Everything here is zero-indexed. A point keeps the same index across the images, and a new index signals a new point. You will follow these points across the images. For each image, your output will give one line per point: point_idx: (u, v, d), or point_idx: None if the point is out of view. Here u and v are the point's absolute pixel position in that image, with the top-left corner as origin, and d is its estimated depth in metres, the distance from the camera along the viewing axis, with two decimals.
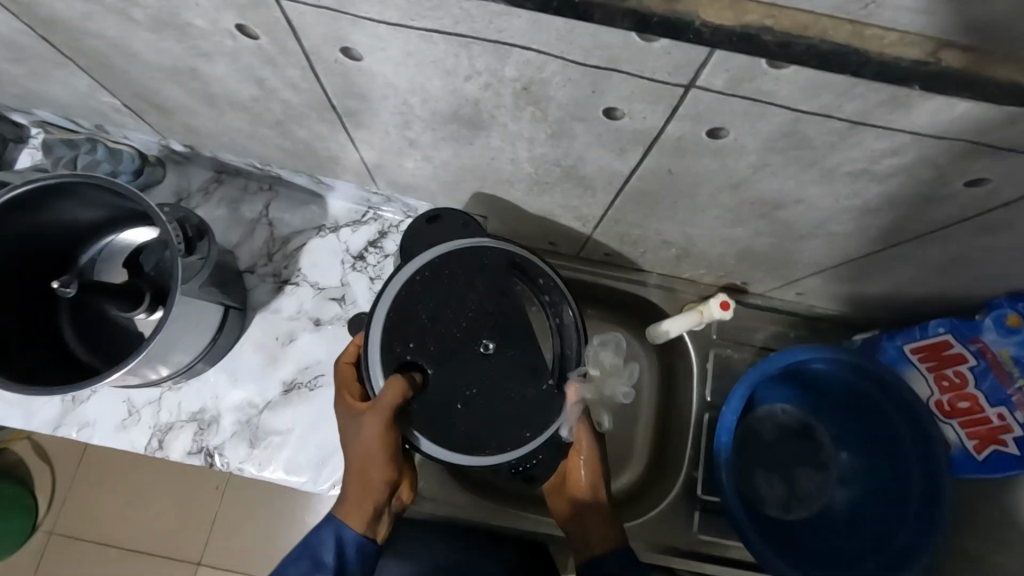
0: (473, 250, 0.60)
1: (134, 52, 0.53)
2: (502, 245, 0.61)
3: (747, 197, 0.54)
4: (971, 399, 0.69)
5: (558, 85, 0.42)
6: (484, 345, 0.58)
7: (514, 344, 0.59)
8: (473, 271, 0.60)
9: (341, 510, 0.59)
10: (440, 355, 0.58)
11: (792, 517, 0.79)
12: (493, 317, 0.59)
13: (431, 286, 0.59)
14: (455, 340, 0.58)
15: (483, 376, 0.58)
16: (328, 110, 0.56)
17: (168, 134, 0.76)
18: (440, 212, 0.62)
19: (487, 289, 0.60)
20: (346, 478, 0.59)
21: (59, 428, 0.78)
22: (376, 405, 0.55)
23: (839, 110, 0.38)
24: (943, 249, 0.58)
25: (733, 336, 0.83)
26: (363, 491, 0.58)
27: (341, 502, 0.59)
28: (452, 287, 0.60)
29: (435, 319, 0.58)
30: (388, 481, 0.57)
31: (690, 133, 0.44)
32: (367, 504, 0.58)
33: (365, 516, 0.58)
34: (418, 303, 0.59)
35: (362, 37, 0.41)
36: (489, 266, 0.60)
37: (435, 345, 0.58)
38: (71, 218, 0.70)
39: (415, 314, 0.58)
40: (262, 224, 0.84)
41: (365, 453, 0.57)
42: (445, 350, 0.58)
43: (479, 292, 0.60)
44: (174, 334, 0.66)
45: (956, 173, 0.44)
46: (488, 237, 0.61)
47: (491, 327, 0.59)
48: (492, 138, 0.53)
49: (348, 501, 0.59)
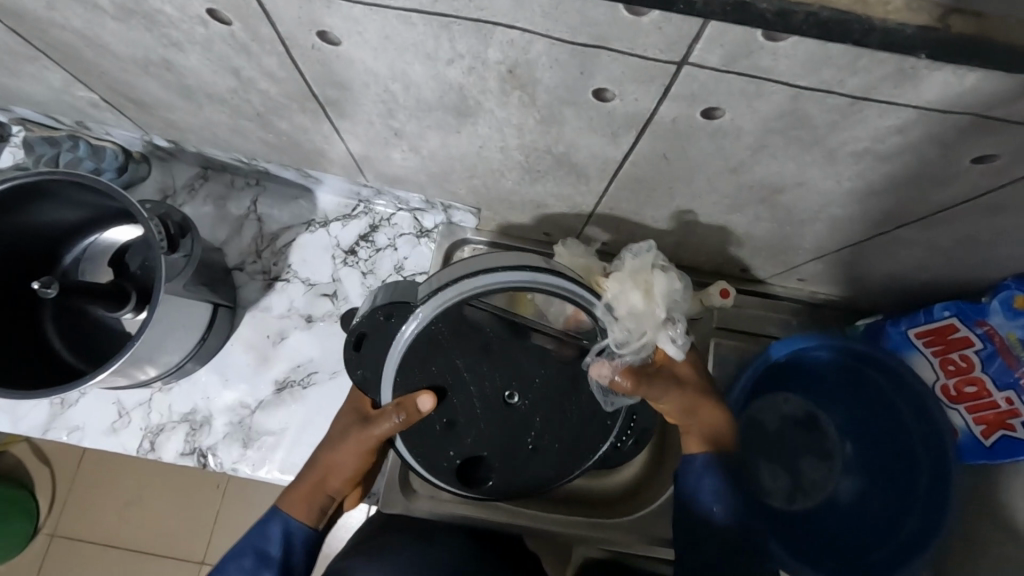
0: (426, 340, 0.57)
1: (105, 43, 0.51)
2: (436, 311, 0.55)
3: (746, 182, 0.52)
4: (978, 382, 0.67)
5: (544, 67, 0.40)
6: (512, 397, 0.60)
7: (535, 384, 0.60)
8: (438, 346, 0.57)
9: (287, 500, 0.60)
10: (487, 435, 0.61)
11: (797, 508, 0.76)
12: (495, 368, 0.59)
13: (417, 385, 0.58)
14: (487, 411, 0.60)
15: (536, 428, 0.61)
16: (309, 100, 0.54)
17: (149, 130, 0.74)
18: (358, 332, 0.56)
19: (466, 350, 0.58)
20: (307, 469, 0.62)
21: (48, 432, 0.76)
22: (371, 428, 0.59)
23: (840, 85, 0.36)
24: (949, 231, 0.56)
25: (734, 324, 0.81)
26: (317, 488, 0.61)
27: (290, 492, 0.61)
28: (435, 373, 0.58)
29: (452, 417, 0.60)
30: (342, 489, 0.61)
31: (684, 115, 0.43)
32: (317, 502, 0.60)
33: (312, 514, 0.60)
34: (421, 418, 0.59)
35: (337, 19, 0.39)
36: (447, 332, 0.57)
37: (475, 425, 0.60)
38: (51, 218, 0.68)
39: (428, 418, 0.59)
40: (250, 220, 0.82)
41: (339, 460, 0.61)
42: (490, 422, 0.60)
43: (458, 358, 0.58)
44: (160, 334, 0.65)
45: (961, 151, 0.42)
46: (434, 310, 0.55)
47: (500, 378, 0.59)
48: (480, 126, 0.52)
49: (299, 490, 0.61)
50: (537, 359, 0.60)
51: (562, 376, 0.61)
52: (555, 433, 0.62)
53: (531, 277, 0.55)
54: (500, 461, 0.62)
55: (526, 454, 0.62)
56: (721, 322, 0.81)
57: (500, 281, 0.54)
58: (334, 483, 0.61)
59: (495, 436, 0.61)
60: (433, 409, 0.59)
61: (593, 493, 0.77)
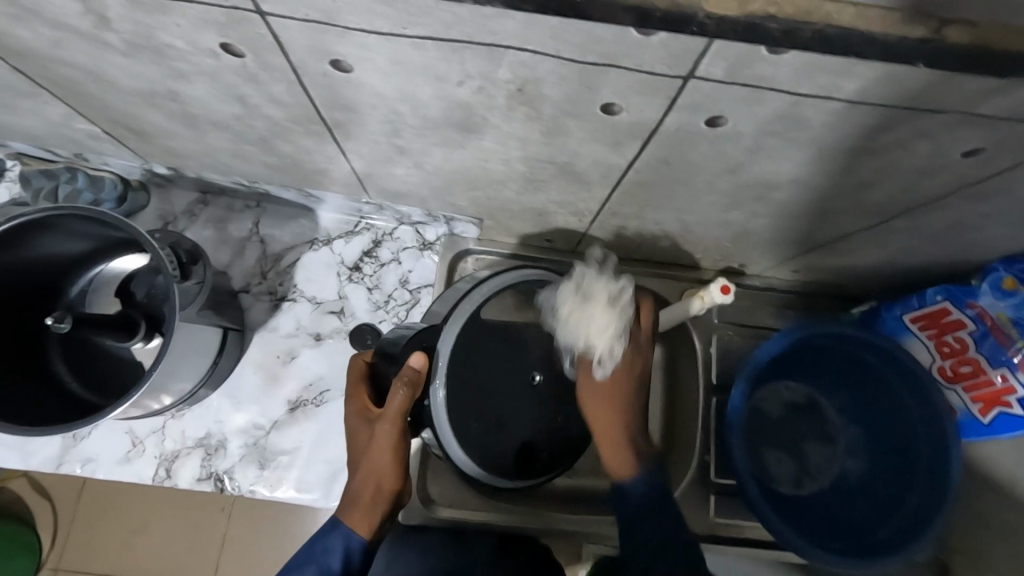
0: (461, 355, 0.60)
1: (111, 77, 0.52)
2: (460, 319, 0.61)
3: (745, 182, 0.54)
4: (973, 362, 0.69)
5: (552, 84, 0.41)
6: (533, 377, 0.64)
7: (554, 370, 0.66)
8: (469, 353, 0.60)
9: (349, 519, 0.58)
10: (531, 421, 0.64)
11: (803, 493, 0.80)
12: (513, 359, 0.63)
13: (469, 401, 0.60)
14: (519, 400, 0.63)
15: (563, 401, 0.66)
16: (315, 123, 0.54)
17: (149, 158, 0.74)
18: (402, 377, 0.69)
19: (494, 346, 0.62)
20: (354, 484, 0.58)
21: (61, 465, 0.76)
22: (391, 413, 0.56)
23: (839, 90, 0.38)
24: (940, 219, 0.58)
25: (734, 318, 0.83)
26: (376, 495, 0.58)
27: (348, 511, 0.58)
28: (476, 371, 0.60)
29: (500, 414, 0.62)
30: (398, 487, 0.58)
31: (688, 123, 0.44)
32: (376, 510, 0.58)
33: (375, 520, 0.58)
34: (473, 432, 0.60)
35: (350, 48, 0.40)
36: (474, 337, 0.61)
37: (519, 416, 0.64)
38: (56, 251, 0.68)
39: (481, 419, 0.61)
40: (253, 242, 0.83)
41: (380, 460, 0.57)
42: (526, 412, 0.64)
43: (484, 357, 0.61)
44: (175, 361, 0.65)
45: (950, 145, 0.44)
46: (460, 318, 0.61)
47: (519, 367, 0.64)
48: (486, 141, 0.53)
49: (360, 507, 0.58)
50: (545, 339, 0.66)
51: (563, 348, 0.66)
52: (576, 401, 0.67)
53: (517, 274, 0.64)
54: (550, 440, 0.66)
55: (563, 428, 0.66)
56: (721, 318, 0.83)
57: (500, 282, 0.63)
58: (388, 485, 0.58)
59: (535, 421, 0.65)
60: (483, 411, 0.61)
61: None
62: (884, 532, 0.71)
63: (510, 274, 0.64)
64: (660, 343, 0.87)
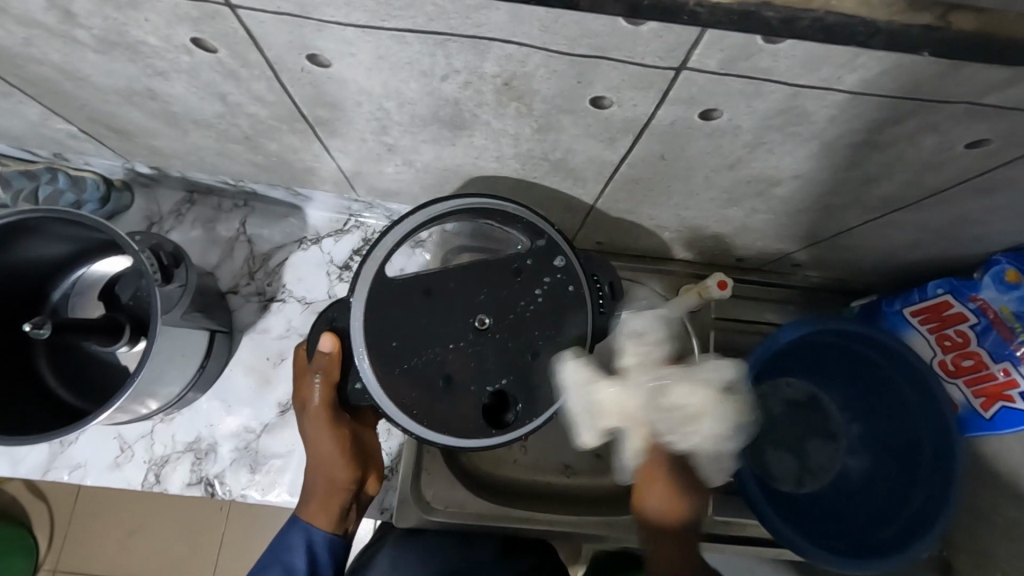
0: (382, 321, 0.57)
1: (84, 76, 0.50)
2: (369, 285, 0.57)
3: (743, 176, 0.52)
4: (975, 356, 0.69)
5: (541, 78, 0.40)
6: (482, 321, 0.58)
7: (511, 306, 0.58)
8: (388, 314, 0.57)
9: (306, 513, 0.59)
10: (494, 365, 0.57)
11: (807, 491, 0.78)
12: (450, 306, 0.58)
13: (399, 363, 0.56)
14: (469, 350, 0.57)
15: (531, 335, 0.58)
16: (299, 121, 0.52)
17: (131, 158, 0.72)
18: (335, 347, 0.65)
19: (411, 304, 0.58)
20: (306, 480, 0.60)
21: (49, 472, 0.74)
22: (316, 404, 0.57)
23: (839, 82, 0.36)
24: (943, 212, 0.57)
25: (732, 313, 0.82)
26: (327, 486, 0.59)
27: (305, 505, 0.59)
28: (402, 328, 0.57)
29: (446, 369, 0.57)
30: (350, 476, 0.59)
31: (683, 117, 0.42)
32: (334, 502, 0.59)
33: (334, 511, 0.59)
34: (418, 388, 0.56)
35: (329, 42, 0.38)
36: (393, 301, 0.57)
37: (476, 364, 0.57)
38: (37, 255, 0.66)
39: (427, 371, 0.56)
40: (240, 242, 0.81)
41: (322, 451, 0.58)
42: (487, 357, 0.57)
43: (404, 316, 0.57)
44: (161, 366, 0.63)
45: (955, 137, 0.43)
46: (368, 287, 0.57)
47: (458, 311, 0.58)
48: (475, 138, 0.51)
49: (314, 501, 0.59)
50: (494, 279, 0.59)
51: (518, 284, 0.59)
52: (549, 332, 0.58)
53: (427, 215, 0.58)
54: (526, 388, 0.58)
55: (534, 366, 0.58)
56: (719, 313, 0.82)
57: (411, 229, 0.58)
58: (337, 473, 0.58)
59: (499, 365, 0.57)
60: (426, 366, 0.56)
61: (597, 487, 0.78)
62: (889, 532, 0.70)
63: (422, 218, 0.58)
64: None
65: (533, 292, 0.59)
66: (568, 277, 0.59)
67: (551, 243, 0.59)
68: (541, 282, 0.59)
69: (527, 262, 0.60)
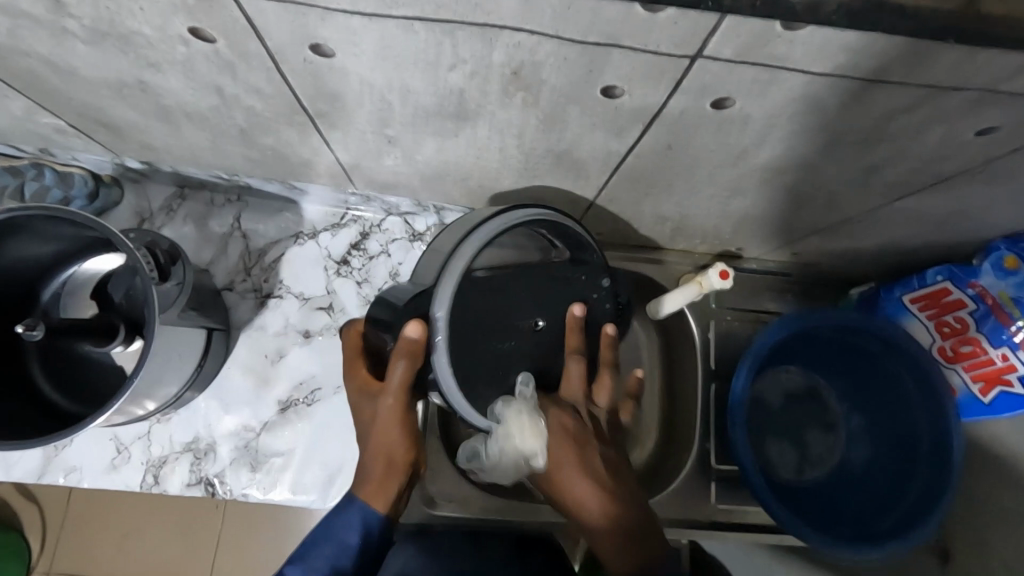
0: (458, 311, 0.56)
1: (73, 69, 0.48)
2: (454, 281, 0.56)
3: (749, 166, 0.52)
4: (973, 342, 0.69)
5: (551, 68, 0.39)
6: (537, 322, 0.61)
7: (559, 311, 0.63)
8: (464, 309, 0.57)
9: (364, 493, 0.57)
10: (532, 362, 0.61)
11: (805, 479, 0.79)
12: (511, 303, 0.60)
13: (470, 360, 0.57)
14: (519, 346, 0.60)
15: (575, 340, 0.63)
16: (297, 113, 0.51)
17: (121, 152, 0.70)
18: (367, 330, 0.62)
19: (485, 297, 0.58)
20: (365, 459, 0.58)
21: (44, 476, 0.73)
22: (393, 387, 0.56)
23: (855, 69, 0.36)
24: (947, 200, 0.57)
25: (732, 303, 0.82)
26: (388, 469, 0.57)
27: (362, 484, 0.58)
28: (473, 320, 0.57)
29: (502, 362, 0.59)
30: (409, 458, 0.58)
31: (693, 106, 0.42)
32: (392, 487, 0.57)
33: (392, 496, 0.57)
34: (478, 377, 0.58)
35: (333, 32, 0.37)
36: (469, 289, 0.57)
37: (518, 360, 0.60)
38: (25, 254, 0.64)
39: (484, 365, 0.58)
40: (235, 237, 0.79)
41: (388, 433, 0.57)
42: (527, 354, 0.61)
43: (479, 312, 0.58)
44: (158, 367, 0.62)
45: (965, 125, 0.42)
46: (450, 279, 0.56)
47: (515, 308, 0.60)
48: (479, 129, 0.50)
49: (373, 480, 0.57)
50: (548, 285, 0.62)
51: (565, 292, 0.63)
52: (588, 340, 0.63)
53: (505, 220, 0.57)
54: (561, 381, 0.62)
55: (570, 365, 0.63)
56: (719, 303, 0.82)
57: (490, 231, 0.56)
58: (400, 456, 0.57)
59: (541, 362, 0.62)
60: (485, 358, 0.58)
61: None
62: (887, 518, 0.71)
63: (500, 218, 0.57)
64: (658, 330, 0.86)
65: (576, 304, 0.63)
66: (608, 293, 0.66)
67: (596, 262, 0.64)
68: (591, 295, 0.64)
69: (574, 272, 0.64)
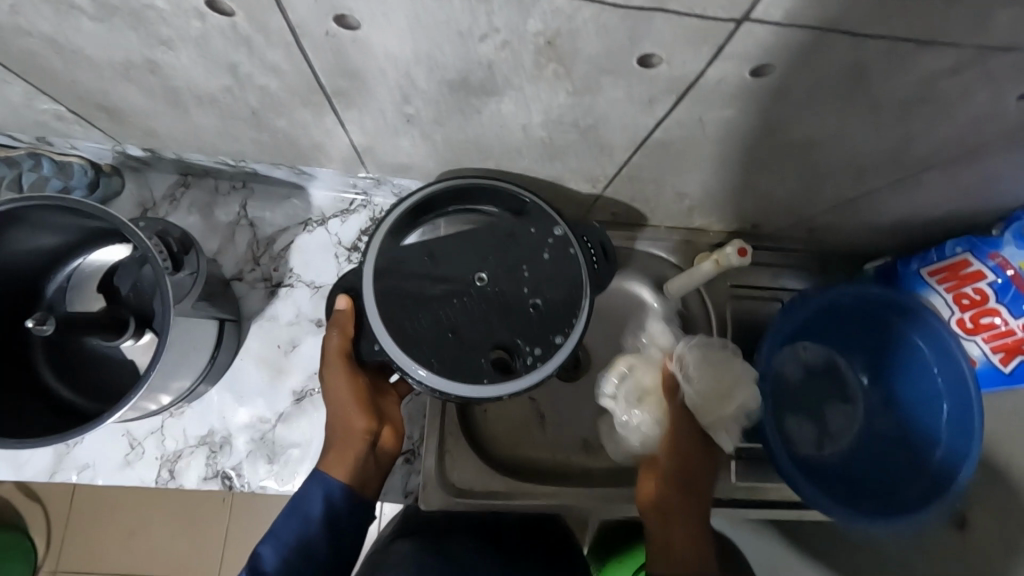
0: (382, 284, 0.55)
1: (78, 49, 0.46)
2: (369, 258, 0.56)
3: (783, 138, 0.51)
4: (994, 314, 0.69)
5: (589, 36, 0.37)
6: (480, 277, 0.56)
7: (508, 264, 0.57)
8: (392, 280, 0.55)
9: (324, 463, 0.57)
10: (497, 322, 0.55)
11: (827, 454, 0.77)
12: (451, 266, 0.56)
13: (403, 324, 0.54)
14: (472, 309, 0.55)
15: (532, 290, 0.56)
16: (314, 93, 0.49)
17: (122, 139, 0.67)
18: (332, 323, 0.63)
19: (412, 266, 0.56)
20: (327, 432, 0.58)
21: (56, 474, 0.71)
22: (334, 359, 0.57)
23: (907, 29, 0.35)
24: (977, 167, 0.56)
25: (749, 281, 0.81)
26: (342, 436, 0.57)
27: (325, 456, 0.58)
28: (404, 289, 0.55)
29: (451, 324, 0.54)
30: (364, 424, 0.57)
31: (732, 74, 0.41)
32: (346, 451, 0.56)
33: (347, 461, 0.56)
34: (424, 340, 0.53)
35: (361, 2, 0.35)
36: (390, 268, 0.56)
37: (476, 319, 0.55)
38: (29, 246, 0.62)
39: (428, 327, 0.54)
40: (242, 225, 0.77)
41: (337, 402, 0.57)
42: (487, 315, 0.55)
43: (410, 281, 0.55)
44: (173, 359, 0.60)
45: (1010, 86, 0.42)
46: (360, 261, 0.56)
47: (460, 274, 0.56)
48: (504, 105, 0.48)
49: (332, 451, 0.57)
50: (497, 240, 0.57)
51: (522, 247, 0.57)
52: (558, 288, 0.56)
53: (419, 194, 0.59)
54: (524, 330, 0.55)
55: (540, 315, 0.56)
56: (736, 282, 0.81)
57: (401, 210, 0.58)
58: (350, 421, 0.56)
59: (506, 320, 0.55)
60: (428, 322, 0.54)
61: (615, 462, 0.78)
62: (910, 492, 0.71)
63: (410, 197, 0.59)
64: None
65: (539, 254, 0.57)
66: (563, 233, 0.58)
67: (536, 204, 0.59)
68: (547, 243, 0.58)
69: (530, 228, 0.58)
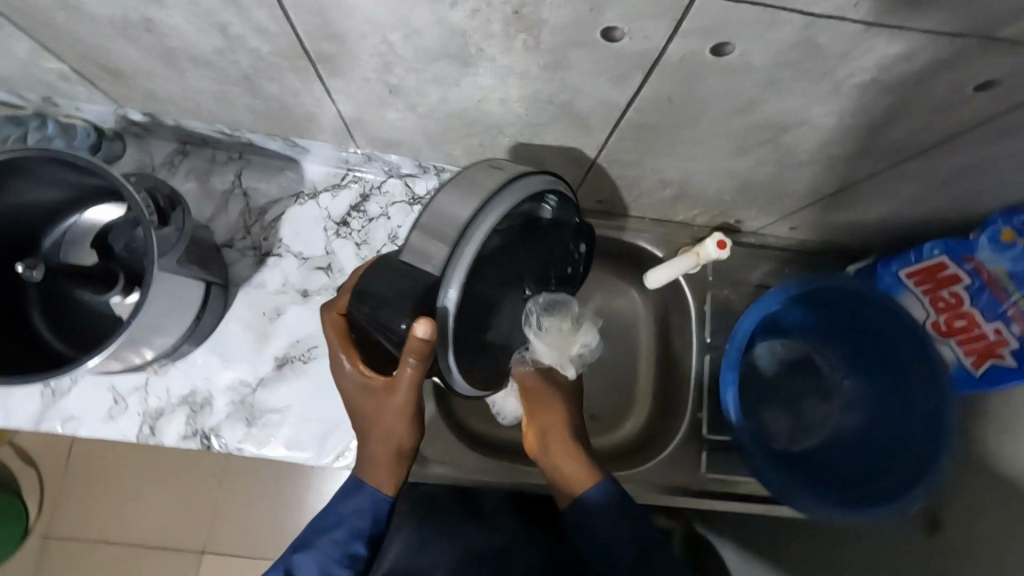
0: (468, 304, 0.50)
1: (77, 4, 0.48)
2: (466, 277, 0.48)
3: (754, 121, 0.52)
4: (968, 317, 0.70)
5: (553, 5, 0.39)
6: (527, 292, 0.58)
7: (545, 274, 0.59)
8: (476, 303, 0.51)
9: (370, 476, 0.58)
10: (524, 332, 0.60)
11: (800, 448, 0.79)
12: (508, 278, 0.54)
13: (471, 346, 0.53)
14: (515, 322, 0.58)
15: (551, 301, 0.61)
16: (301, 57, 0.51)
17: (124, 102, 0.70)
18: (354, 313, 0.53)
19: (489, 279, 0.51)
20: (370, 447, 0.57)
21: (42, 423, 0.74)
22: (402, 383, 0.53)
23: (854, 9, 0.36)
24: (949, 163, 0.57)
25: (730, 275, 0.82)
26: (394, 455, 0.58)
27: (368, 468, 0.58)
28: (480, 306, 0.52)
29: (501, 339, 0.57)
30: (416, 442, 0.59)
31: (693, 51, 0.42)
32: (399, 468, 0.59)
33: (399, 475, 0.59)
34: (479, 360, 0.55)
35: None
36: (479, 283, 0.50)
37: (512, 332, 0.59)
38: (27, 199, 0.65)
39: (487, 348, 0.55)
40: (236, 195, 0.80)
41: (395, 425, 0.56)
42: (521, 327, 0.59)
43: (486, 298, 0.52)
44: (155, 313, 0.62)
45: (968, 74, 0.43)
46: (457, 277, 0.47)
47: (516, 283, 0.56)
48: (481, 76, 0.50)
49: (380, 466, 0.58)
50: (543, 248, 0.57)
51: (556, 257, 0.60)
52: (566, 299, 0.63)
53: (520, 192, 0.49)
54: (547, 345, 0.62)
55: None
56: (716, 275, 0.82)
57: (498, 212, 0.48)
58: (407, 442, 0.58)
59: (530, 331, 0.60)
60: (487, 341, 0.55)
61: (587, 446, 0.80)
62: (881, 480, 0.71)
63: (508, 197, 0.49)
64: (655, 302, 0.86)
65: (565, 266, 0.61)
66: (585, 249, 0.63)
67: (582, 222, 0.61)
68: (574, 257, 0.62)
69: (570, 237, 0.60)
